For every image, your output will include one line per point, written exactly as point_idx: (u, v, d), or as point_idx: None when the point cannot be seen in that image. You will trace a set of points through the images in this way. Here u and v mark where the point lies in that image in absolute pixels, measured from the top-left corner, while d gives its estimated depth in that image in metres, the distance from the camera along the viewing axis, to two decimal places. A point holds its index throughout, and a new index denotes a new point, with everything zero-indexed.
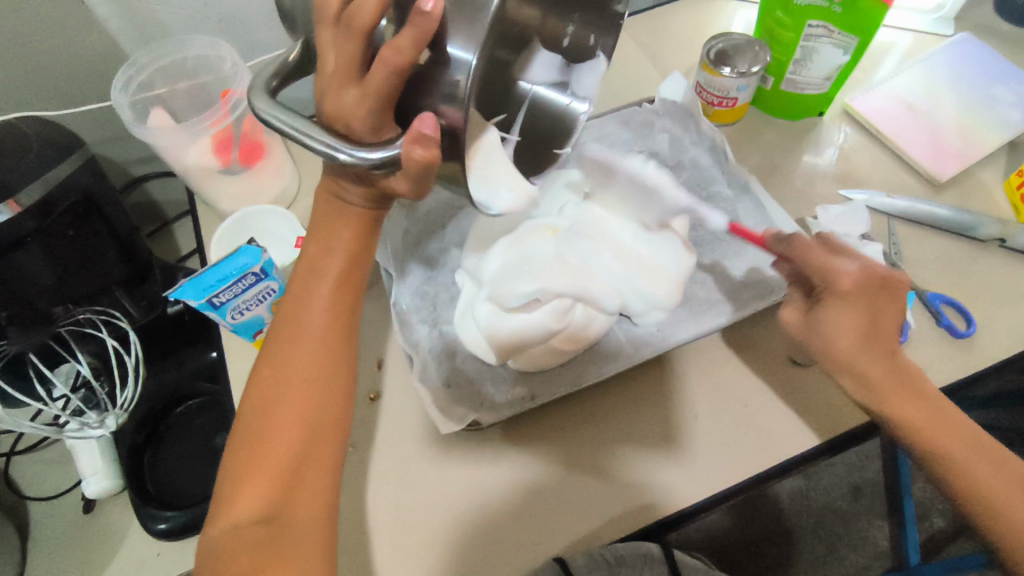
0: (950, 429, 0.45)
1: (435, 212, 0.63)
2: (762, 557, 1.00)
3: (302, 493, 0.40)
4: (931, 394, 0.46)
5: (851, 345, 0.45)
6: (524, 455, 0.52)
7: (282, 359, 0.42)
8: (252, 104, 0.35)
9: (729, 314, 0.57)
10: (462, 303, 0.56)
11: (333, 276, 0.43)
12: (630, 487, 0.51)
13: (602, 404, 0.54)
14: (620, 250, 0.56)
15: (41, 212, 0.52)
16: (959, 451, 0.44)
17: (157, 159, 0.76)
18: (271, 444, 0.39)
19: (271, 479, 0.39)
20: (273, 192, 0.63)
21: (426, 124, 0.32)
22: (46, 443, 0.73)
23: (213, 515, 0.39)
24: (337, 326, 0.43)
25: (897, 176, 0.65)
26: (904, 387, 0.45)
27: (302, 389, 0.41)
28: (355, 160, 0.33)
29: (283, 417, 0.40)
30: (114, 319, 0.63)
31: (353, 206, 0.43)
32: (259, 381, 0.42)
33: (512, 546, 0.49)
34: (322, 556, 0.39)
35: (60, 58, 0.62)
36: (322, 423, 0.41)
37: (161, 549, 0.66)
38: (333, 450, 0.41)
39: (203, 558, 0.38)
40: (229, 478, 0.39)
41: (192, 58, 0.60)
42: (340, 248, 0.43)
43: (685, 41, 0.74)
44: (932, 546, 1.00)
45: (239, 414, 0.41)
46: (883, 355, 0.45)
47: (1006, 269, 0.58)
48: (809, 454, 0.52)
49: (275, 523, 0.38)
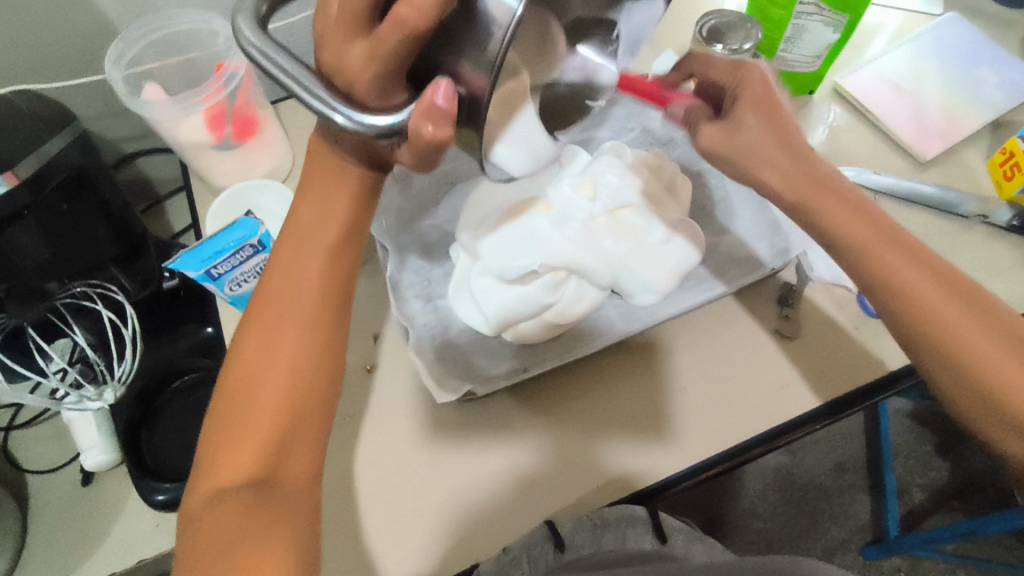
0: (889, 240, 0.44)
1: (430, 189, 0.63)
2: (746, 530, 1.03)
3: (289, 465, 0.40)
4: (850, 194, 0.46)
5: (771, 142, 0.45)
6: (512, 425, 0.54)
7: (270, 334, 0.42)
8: (239, 35, 0.35)
9: (719, 289, 0.58)
10: (457, 276, 0.57)
11: (327, 249, 0.44)
12: (614, 454, 0.52)
13: (592, 379, 0.56)
14: (623, 224, 0.55)
15: (35, 184, 0.52)
16: (923, 288, 0.43)
17: (149, 135, 0.76)
18: (258, 411, 0.40)
19: (258, 448, 0.40)
20: (266, 168, 0.64)
21: (438, 94, 0.32)
22: (44, 417, 0.73)
23: (196, 478, 0.40)
24: (328, 303, 0.44)
25: (883, 155, 0.66)
26: (824, 188, 0.45)
27: (291, 363, 0.42)
28: (349, 122, 0.34)
29: (270, 390, 0.41)
30: (111, 293, 0.63)
31: (350, 168, 0.43)
32: (244, 350, 0.42)
33: (500, 511, 0.50)
34: (305, 521, 0.40)
35: (49, 32, 0.61)
36: (308, 399, 0.42)
37: (159, 520, 0.65)
38: (320, 418, 0.42)
39: (184, 523, 0.39)
40: (214, 445, 0.40)
41: (182, 32, 0.59)
42: (337, 223, 0.44)
43: (677, 20, 0.75)
44: (912, 519, 1.03)
45: (225, 384, 0.42)
46: (794, 156, 0.46)
47: (986, 246, 0.60)
48: (792, 423, 0.53)
49: (261, 491, 0.39)
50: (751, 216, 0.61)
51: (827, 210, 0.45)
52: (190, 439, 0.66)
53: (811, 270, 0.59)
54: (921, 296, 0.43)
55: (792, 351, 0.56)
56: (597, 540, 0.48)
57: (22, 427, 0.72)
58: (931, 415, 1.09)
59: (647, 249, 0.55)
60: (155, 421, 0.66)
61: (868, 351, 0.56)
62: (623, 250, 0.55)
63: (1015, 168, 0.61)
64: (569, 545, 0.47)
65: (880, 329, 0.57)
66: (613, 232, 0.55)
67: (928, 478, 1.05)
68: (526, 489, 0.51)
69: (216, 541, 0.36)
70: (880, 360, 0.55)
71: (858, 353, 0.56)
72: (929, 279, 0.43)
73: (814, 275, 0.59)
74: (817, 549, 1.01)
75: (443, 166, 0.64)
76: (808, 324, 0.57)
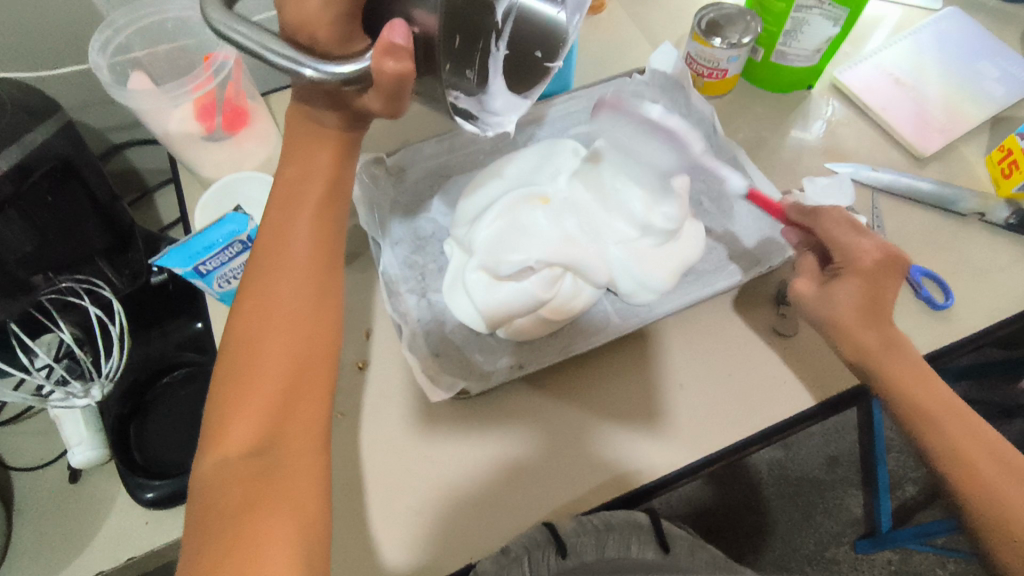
0: (935, 402, 0.47)
1: (424, 181, 0.62)
2: (741, 523, 1.03)
3: (296, 426, 0.38)
4: (915, 361, 0.49)
5: (857, 317, 0.49)
6: (510, 414, 0.53)
7: (266, 291, 0.40)
8: (204, 12, 0.33)
9: (739, 275, 0.57)
10: (451, 273, 0.56)
11: (313, 204, 0.42)
12: (611, 451, 0.52)
13: (586, 365, 0.55)
14: (643, 202, 0.55)
15: (18, 176, 0.51)
16: (977, 455, 0.45)
17: (136, 125, 0.74)
18: (259, 376, 0.37)
19: (265, 410, 0.37)
20: (259, 159, 0.63)
21: (395, 34, 0.32)
22: (30, 413, 0.71)
23: (200, 449, 0.37)
24: (322, 260, 0.41)
25: (882, 150, 0.65)
26: (895, 353, 0.48)
27: (289, 322, 0.39)
28: (322, 74, 0.33)
29: (272, 348, 0.38)
30: (97, 288, 0.62)
31: (329, 128, 0.43)
32: (240, 315, 0.39)
33: (498, 505, 0.50)
34: (317, 487, 0.37)
35: (33, 18, 0.59)
36: (311, 358, 0.39)
37: (148, 517, 0.64)
38: (325, 381, 0.40)
39: (194, 497, 0.36)
40: (218, 410, 0.37)
41: (171, 20, 0.58)
42: (321, 178, 0.42)
43: (675, 11, 0.74)
44: (904, 512, 1.03)
45: (225, 346, 0.39)
46: (882, 328, 0.49)
47: (984, 243, 0.59)
48: (792, 419, 0.53)
49: (268, 454, 0.36)
50: (748, 211, 0.61)
51: (891, 371, 0.48)
52: (181, 433, 0.65)
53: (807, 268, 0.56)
54: (974, 464, 0.45)
55: (789, 347, 0.56)
56: (599, 547, 0.47)
57: (7, 423, 0.70)
58: None
59: (646, 248, 0.56)
60: (146, 415, 0.65)
61: None
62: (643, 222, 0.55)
63: (1013, 166, 0.60)
64: (570, 548, 0.46)
65: None
66: (626, 214, 0.56)
67: (921, 472, 1.06)
68: (519, 483, 0.51)
69: (227, 510, 0.34)
70: None
71: None
72: (980, 448, 0.46)
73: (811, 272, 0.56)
74: (808, 542, 1.02)
75: (438, 158, 0.63)
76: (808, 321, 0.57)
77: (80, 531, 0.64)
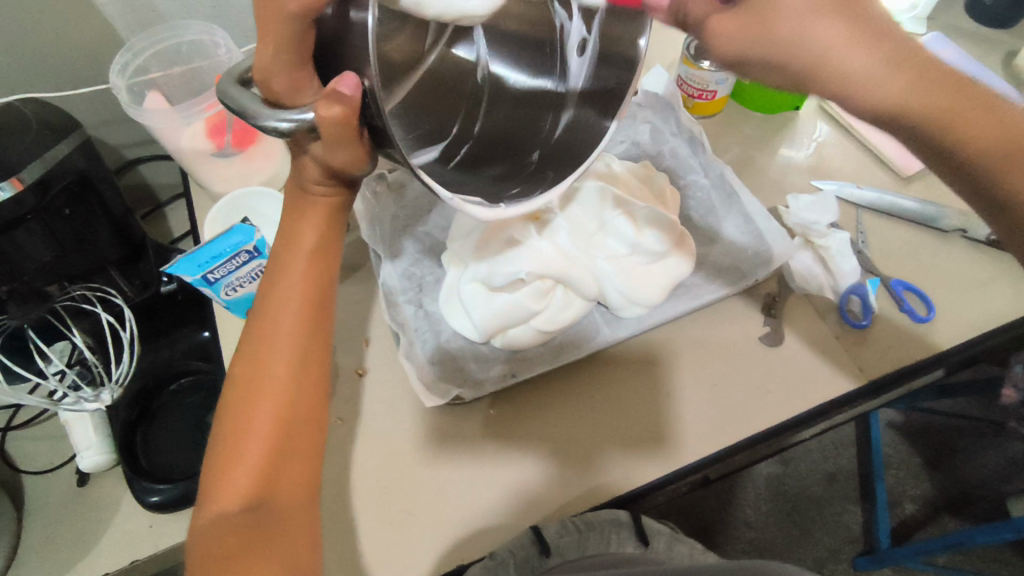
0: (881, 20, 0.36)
1: (423, 198, 0.65)
2: (736, 537, 1.04)
3: (286, 479, 0.39)
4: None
5: None
6: (507, 449, 0.54)
7: (258, 355, 0.41)
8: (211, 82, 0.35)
9: (722, 290, 0.60)
10: (448, 287, 0.58)
11: (301, 270, 0.42)
12: (611, 469, 0.53)
13: (569, 399, 0.56)
14: (631, 216, 0.58)
15: (40, 189, 0.54)
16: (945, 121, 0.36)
17: (152, 142, 0.77)
18: (247, 439, 0.39)
19: (255, 470, 0.38)
20: (265, 175, 0.65)
21: (344, 82, 0.31)
22: (43, 418, 0.73)
23: (200, 502, 0.39)
24: (308, 320, 0.42)
25: (867, 169, 0.68)
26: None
27: (275, 385, 0.40)
28: (292, 123, 0.33)
29: (263, 408, 0.39)
30: (110, 296, 0.65)
31: (316, 194, 0.43)
32: (232, 377, 0.41)
33: (491, 521, 0.51)
34: (307, 537, 0.39)
35: (61, 43, 0.63)
36: (298, 415, 0.40)
37: (152, 521, 0.64)
38: (315, 436, 0.41)
39: (190, 550, 0.37)
40: (213, 467, 0.39)
41: (187, 43, 0.62)
42: (304, 245, 0.43)
43: (670, 36, 0.77)
44: (904, 530, 1.03)
45: (222, 408, 0.41)
46: None
47: (965, 259, 0.61)
48: (782, 425, 0.54)
49: (262, 509, 0.38)
50: (737, 223, 0.63)
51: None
52: (189, 436, 0.66)
53: (791, 281, 0.60)
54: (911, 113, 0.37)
55: (775, 357, 0.57)
56: (581, 546, 0.48)
57: (21, 427, 0.72)
58: (921, 428, 1.11)
59: (644, 273, 0.58)
60: (151, 420, 0.67)
61: (851, 357, 0.57)
62: (635, 240, 0.57)
63: None
64: (554, 549, 0.47)
65: (861, 337, 0.58)
66: (625, 232, 0.57)
67: (920, 490, 1.06)
68: (524, 509, 0.51)
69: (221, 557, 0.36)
70: (861, 369, 0.56)
71: (843, 359, 0.57)
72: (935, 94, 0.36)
73: (795, 285, 0.60)
74: (807, 558, 1.02)
75: None
76: (794, 333, 0.58)
77: (85, 535, 0.65)
